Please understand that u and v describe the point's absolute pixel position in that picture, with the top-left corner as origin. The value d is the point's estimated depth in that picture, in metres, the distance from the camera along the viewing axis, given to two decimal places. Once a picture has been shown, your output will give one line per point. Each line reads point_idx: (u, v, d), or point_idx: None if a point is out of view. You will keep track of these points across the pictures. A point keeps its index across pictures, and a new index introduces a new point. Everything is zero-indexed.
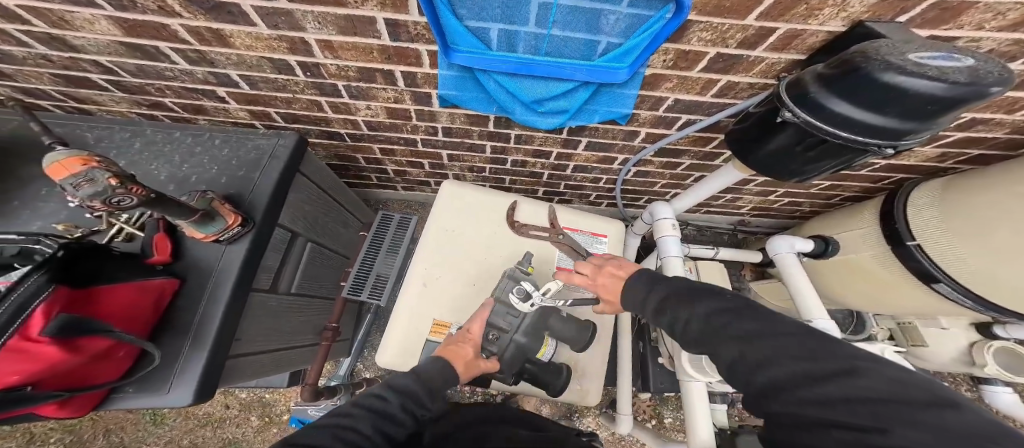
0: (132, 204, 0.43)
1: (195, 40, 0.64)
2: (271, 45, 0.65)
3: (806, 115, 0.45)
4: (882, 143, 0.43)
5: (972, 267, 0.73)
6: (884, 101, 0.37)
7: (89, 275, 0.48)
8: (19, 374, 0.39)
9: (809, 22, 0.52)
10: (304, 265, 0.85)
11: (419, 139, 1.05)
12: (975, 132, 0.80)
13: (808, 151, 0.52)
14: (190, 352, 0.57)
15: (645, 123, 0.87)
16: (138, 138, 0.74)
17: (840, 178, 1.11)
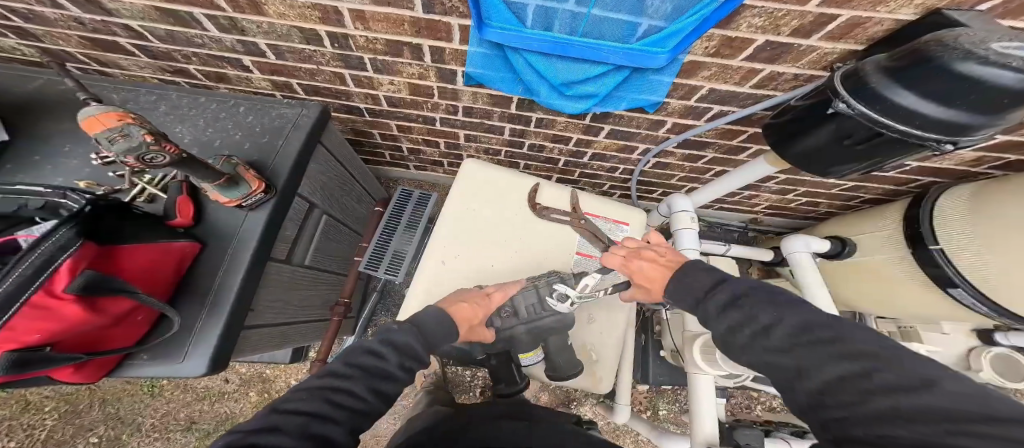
0: (164, 163, 0.42)
1: (230, 7, 0.61)
2: (304, 14, 0.62)
3: (863, 108, 0.44)
4: (941, 138, 0.42)
5: (991, 278, 0.72)
6: (956, 91, 0.36)
7: (114, 234, 0.49)
8: (40, 332, 0.39)
9: (878, 8, 0.49)
10: (318, 238, 0.86)
11: (437, 118, 1.03)
12: (1017, 136, 0.77)
13: (855, 146, 0.51)
14: (207, 319, 0.57)
15: (673, 113, 0.84)
16: (164, 101, 0.73)
17: (865, 179, 1.08)
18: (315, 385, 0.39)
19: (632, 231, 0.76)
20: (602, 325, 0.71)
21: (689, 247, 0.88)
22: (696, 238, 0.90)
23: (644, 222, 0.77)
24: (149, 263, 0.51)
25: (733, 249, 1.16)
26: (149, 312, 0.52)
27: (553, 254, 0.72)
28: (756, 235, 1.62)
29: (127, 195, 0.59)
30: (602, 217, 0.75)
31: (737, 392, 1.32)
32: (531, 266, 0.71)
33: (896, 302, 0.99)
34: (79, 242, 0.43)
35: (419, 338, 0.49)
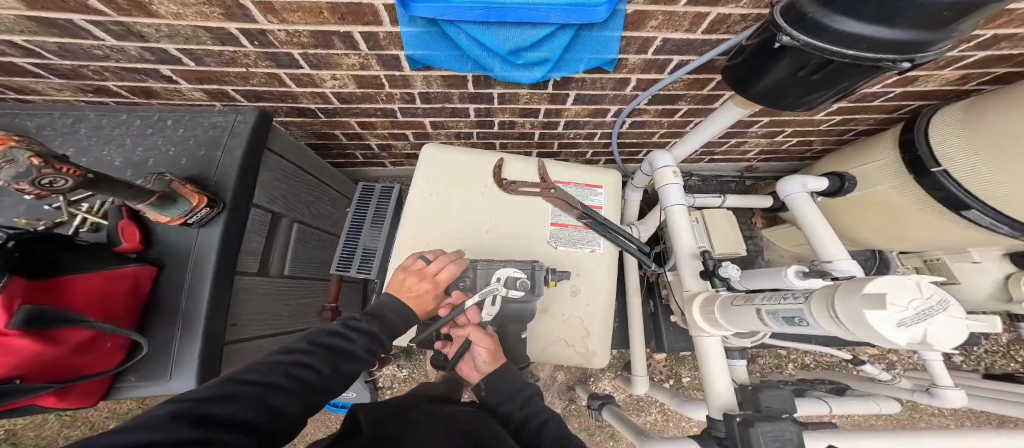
0: (68, 187, 0.41)
1: (111, 10, 0.58)
2: (202, 12, 0.58)
3: (806, 38, 0.44)
4: (892, 58, 0.43)
5: (1005, 191, 0.67)
6: (890, 12, 0.37)
7: (49, 264, 0.44)
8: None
9: None
10: (293, 246, 0.84)
11: (396, 109, 0.98)
12: (999, 50, 0.71)
13: (814, 77, 0.51)
14: (183, 338, 0.56)
15: (635, 69, 0.80)
16: (82, 123, 0.70)
17: (853, 111, 1.00)
18: (277, 358, 0.39)
19: (607, 194, 0.71)
20: (588, 296, 0.66)
21: (676, 203, 0.83)
22: (682, 193, 0.85)
23: (619, 184, 0.71)
24: (98, 289, 0.48)
25: (730, 200, 1.11)
26: (118, 336, 0.49)
27: (524, 230, 0.68)
28: (754, 184, 1.55)
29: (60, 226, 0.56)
30: (573, 183, 0.70)
31: (763, 353, 1.27)
32: (506, 244, 0.67)
33: (914, 232, 0.92)
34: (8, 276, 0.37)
35: (376, 323, 0.49)
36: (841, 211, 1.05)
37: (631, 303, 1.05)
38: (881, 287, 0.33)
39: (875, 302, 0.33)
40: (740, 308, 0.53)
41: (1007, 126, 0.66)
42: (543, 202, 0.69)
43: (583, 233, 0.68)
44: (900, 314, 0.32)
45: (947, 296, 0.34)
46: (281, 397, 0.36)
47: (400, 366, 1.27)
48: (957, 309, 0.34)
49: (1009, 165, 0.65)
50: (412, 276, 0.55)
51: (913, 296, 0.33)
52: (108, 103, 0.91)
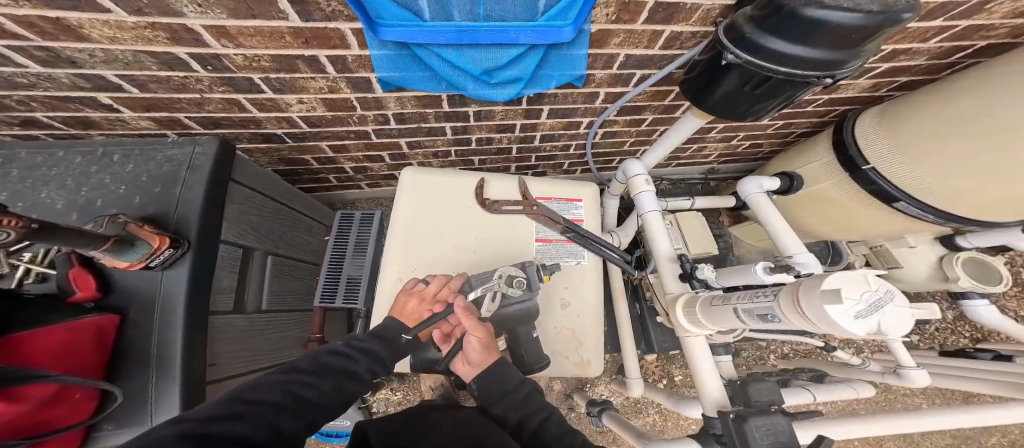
0: (10, 240, 0.37)
1: (34, 34, 0.51)
2: (145, 36, 0.54)
3: (746, 56, 0.50)
4: (813, 73, 0.50)
5: (932, 181, 0.77)
6: (810, 33, 0.43)
7: (0, 320, 0.41)
8: None
9: None
10: (269, 279, 0.80)
11: (370, 131, 0.97)
12: (898, 62, 0.83)
13: (756, 90, 0.57)
14: (160, 382, 0.54)
15: (602, 83, 0.85)
16: (17, 164, 0.64)
17: (790, 116, 1.12)
18: (278, 379, 0.41)
19: (586, 206, 0.73)
20: (578, 307, 0.68)
21: (649, 209, 0.89)
22: (655, 199, 0.91)
23: (597, 195, 0.74)
24: (56, 343, 0.45)
25: (698, 202, 1.20)
26: (88, 385, 0.47)
27: (510, 247, 0.69)
28: (717, 184, 1.66)
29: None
30: (555, 198, 0.72)
31: (745, 344, 1.34)
32: (493, 261, 0.68)
33: (859, 223, 1.02)
34: None
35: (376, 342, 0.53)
36: (794, 208, 1.15)
37: (619, 307, 1.08)
38: (837, 282, 0.37)
39: (835, 297, 0.37)
40: (719, 308, 0.57)
41: (931, 124, 0.77)
42: (525, 219, 0.70)
43: (568, 247, 0.70)
44: (856, 306, 0.36)
45: (893, 288, 0.38)
46: (288, 419, 0.39)
47: (393, 391, 1.22)
48: (899, 297, 0.38)
49: (926, 160, 0.77)
50: (414, 299, 0.57)
51: (864, 289, 0.37)
52: (40, 137, 0.83)
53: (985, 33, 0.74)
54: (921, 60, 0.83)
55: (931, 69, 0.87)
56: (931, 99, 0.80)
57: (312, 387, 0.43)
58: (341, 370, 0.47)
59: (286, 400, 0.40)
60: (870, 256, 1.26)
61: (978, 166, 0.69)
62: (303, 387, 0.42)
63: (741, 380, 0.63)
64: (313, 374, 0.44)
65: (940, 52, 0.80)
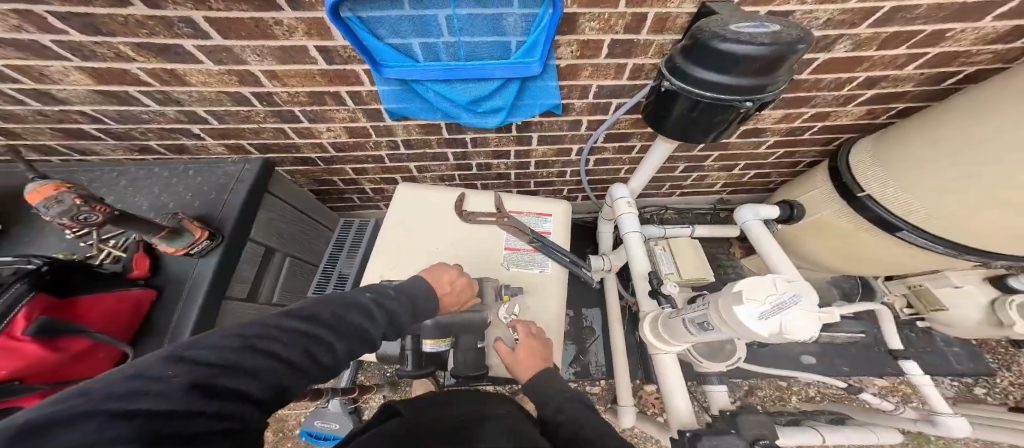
0: (98, 221, 0.54)
1: (157, 81, 0.72)
2: (224, 79, 0.73)
3: (679, 82, 0.56)
4: (740, 97, 0.54)
5: (928, 208, 0.74)
6: (721, 61, 0.49)
7: (71, 286, 0.57)
8: (7, 369, 0.46)
9: (669, 3, 0.61)
10: (284, 277, 0.93)
11: (385, 156, 1.08)
12: (884, 88, 0.83)
13: (701, 115, 0.60)
14: (166, 352, 0.66)
15: (582, 112, 0.92)
16: (124, 177, 0.90)
17: (789, 144, 1.09)
18: None
19: (555, 222, 0.79)
20: (537, 311, 0.71)
21: (631, 230, 0.91)
22: (637, 221, 0.93)
23: (568, 212, 0.80)
24: (102, 309, 0.59)
25: (698, 230, 1.18)
26: (111, 347, 0.60)
27: (483, 253, 0.75)
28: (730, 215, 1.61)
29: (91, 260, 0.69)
30: (525, 213, 0.79)
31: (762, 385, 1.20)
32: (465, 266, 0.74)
33: (869, 255, 0.94)
34: (31, 294, 0.50)
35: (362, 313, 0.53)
36: (801, 236, 1.08)
37: (614, 332, 1.06)
38: (746, 284, 0.40)
39: (737, 298, 0.39)
40: (675, 321, 0.57)
41: (922, 151, 0.74)
42: (498, 229, 0.77)
43: (533, 255, 0.75)
44: (759, 307, 0.38)
45: (799, 291, 0.39)
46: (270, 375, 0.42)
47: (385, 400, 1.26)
48: (807, 302, 0.39)
49: (919, 188, 0.74)
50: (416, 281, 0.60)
51: (769, 292, 0.40)
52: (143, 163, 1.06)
53: (965, 60, 0.74)
54: (911, 86, 0.83)
55: (927, 95, 0.86)
56: (917, 125, 0.79)
57: (327, 348, 0.41)
58: (360, 334, 0.45)
59: (299, 360, 0.37)
60: (912, 296, 1.11)
61: (976, 191, 0.66)
62: (319, 345, 0.40)
63: (732, 412, 0.62)
64: (332, 331, 0.42)
65: (925, 78, 0.80)
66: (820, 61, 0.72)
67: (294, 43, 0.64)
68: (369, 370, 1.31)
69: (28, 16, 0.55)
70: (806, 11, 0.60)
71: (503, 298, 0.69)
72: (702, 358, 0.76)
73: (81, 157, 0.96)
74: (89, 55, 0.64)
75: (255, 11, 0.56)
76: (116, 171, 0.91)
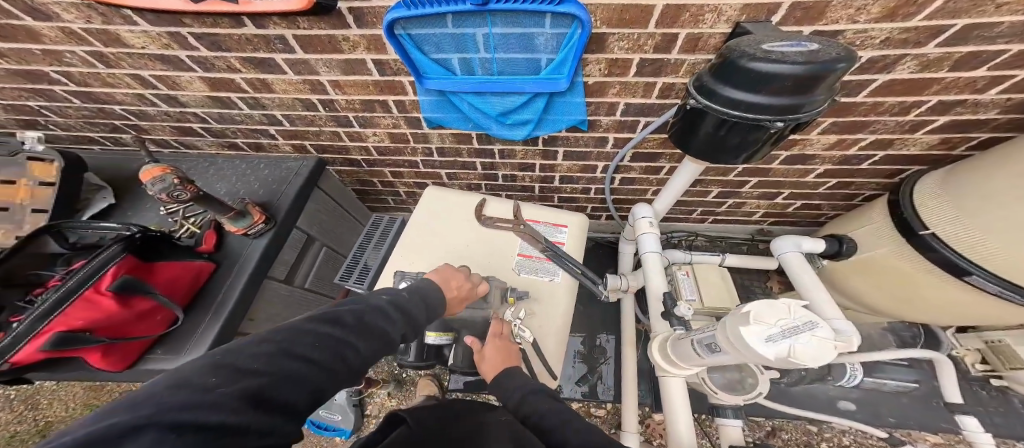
0: (186, 198, 0.66)
1: (251, 88, 0.83)
2: (299, 87, 0.83)
3: (704, 101, 0.48)
4: (774, 118, 0.43)
5: (1001, 253, 0.63)
6: (750, 81, 0.40)
7: (153, 254, 0.71)
8: (83, 320, 0.59)
9: (699, 26, 0.56)
10: (318, 265, 1.03)
11: (420, 161, 1.17)
12: (957, 115, 0.70)
13: (731, 135, 0.50)
14: (209, 322, 0.74)
15: (609, 129, 0.90)
16: (212, 166, 1.08)
17: (846, 174, 0.95)
18: None
19: (570, 233, 0.81)
20: (542, 319, 0.72)
21: (650, 250, 0.89)
22: (658, 242, 0.91)
23: (584, 224, 0.82)
24: (170, 275, 0.71)
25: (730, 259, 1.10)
26: (168, 312, 0.72)
27: (496, 257, 0.78)
28: None
29: (175, 233, 0.83)
30: (542, 222, 0.81)
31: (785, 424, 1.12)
32: (477, 267, 0.77)
33: (926, 301, 0.84)
34: (120, 255, 0.64)
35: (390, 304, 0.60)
36: (846, 273, 1.00)
37: (626, 353, 1.03)
38: (754, 307, 0.39)
39: (744, 319, 0.38)
40: (683, 342, 0.59)
41: (995, 187, 0.64)
42: (514, 236, 0.80)
43: (544, 264, 0.77)
44: (766, 330, 0.37)
45: (817, 319, 0.36)
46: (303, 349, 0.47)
47: (389, 397, 1.29)
48: (825, 330, 0.36)
49: (988, 229, 0.64)
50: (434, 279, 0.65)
51: (781, 315, 0.37)
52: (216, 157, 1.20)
53: None
54: (994, 113, 0.69)
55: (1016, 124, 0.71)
56: (988, 161, 0.69)
57: (375, 370, 0.44)
58: (381, 336, 0.46)
59: (355, 382, 0.41)
60: (987, 353, 1.01)
61: None
62: (364, 367, 0.44)
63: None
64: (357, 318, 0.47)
65: (1015, 104, 0.66)
66: (880, 82, 0.63)
67: (357, 56, 0.72)
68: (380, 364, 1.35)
69: (171, 35, 0.69)
70: (861, 31, 0.53)
71: (509, 302, 0.70)
72: (717, 390, 0.82)
73: (187, 149, 1.11)
74: (208, 66, 0.77)
75: (331, 29, 0.66)
76: (211, 162, 1.09)
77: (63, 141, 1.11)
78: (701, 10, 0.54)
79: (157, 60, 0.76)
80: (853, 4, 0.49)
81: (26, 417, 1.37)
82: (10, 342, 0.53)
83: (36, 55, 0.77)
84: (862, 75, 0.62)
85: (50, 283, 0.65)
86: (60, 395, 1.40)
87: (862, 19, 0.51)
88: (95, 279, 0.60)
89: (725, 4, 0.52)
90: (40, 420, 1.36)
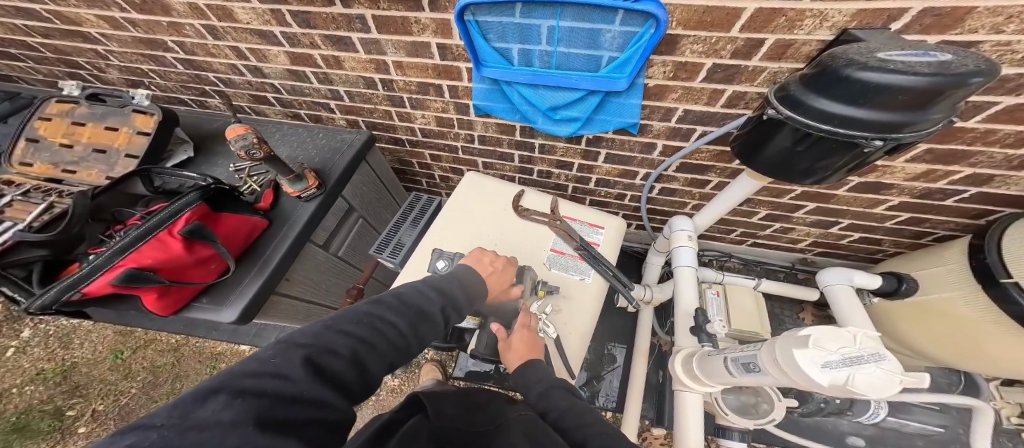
0: (260, 157, 0.72)
1: (325, 65, 0.88)
2: (366, 67, 0.86)
3: (788, 112, 0.46)
4: (872, 137, 0.41)
5: None
6: (856, 94, 0.38)
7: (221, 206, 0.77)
8: (152, 258, 0.65)
9: (795, 32, 0.53)
10: (352, 235, 1.08)
11: (460, 147, 1.18)
12: None
13: (808, 152, 0.49)
14: (253, 277, 0.79)
15: (660, 135, 0.88)
16: (271, 131, 1.14)
17: (921, 209, 0.88)
18: None
19: (607, 235, 0.81)
20: (568, 317, 0.72)
21: (684, 263, 0.87)
22: (694, 256, 0.88)
23: (622, 227, 0.81)
24: (232, 228, 0.77)
25: (764, 283, 1.05)
26: (221, 262, 0.76)
27: (528, 249, 0.78)
28: None
29: (240, 188, 0.89)
30: (579, 220, 0.82)
31: None
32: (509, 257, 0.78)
33: (996, 360, 0.75)
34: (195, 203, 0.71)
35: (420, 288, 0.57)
36: (900, 318, 0.92)
37: (637, 363, 1.01)
38: (811, 332, 0.39)
39: (801, 342, 0.38)
40: (714, 358, 0.57)
41: None
42: (549, 230, 0.80)
43: (577, 263, 0.77)
44: (824, 356, 0.37)
45: (884, 351, 0.36)
46: None
47: (394, 375, 1.33)
48: (892, 364, 0.35)
49: None
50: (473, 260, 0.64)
51: (844, 344, 0.37)
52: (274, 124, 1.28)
53: None
54: None
55: None
56: None
57: (392, 326, 0.44)
58: (418, 311, 0.48)
59: (369, 337, 0.41)
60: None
61: None
62: (383, 322, 0.44)
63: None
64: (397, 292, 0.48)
65: None
66: (1003, 105, 0.56)
67: (423, 39, 0.74)
68: None
69: (273, 13, 0.74)
70: (1002, 43, 0.47)
71: (538, 295, 0.71)
72: (728, 412, 0.81)
73: (255, 116, 1.19)
74: (296, 43, 0.81)
75: (405, 11, 0.68)
76: (277, 128, 1.15)
77: (157, 99, 1.22)
78: (801, 15, 0.50)
79: (256, 35, 0.82)
80: (1005, 11, 0.43)
81: (55, 356, 1.52)
82: (92, 270, 0.61)
83: (162, 27, 0.85)
84: (985, 96, 0.55)
85: (131, 221, 0.73)
86: (90, 337, 1.57)
87: (1009, 28, 0.45)
88: (169, 222, 0.67)
89: (834, 9, 0.48)
90: (66, 360, 1.51)
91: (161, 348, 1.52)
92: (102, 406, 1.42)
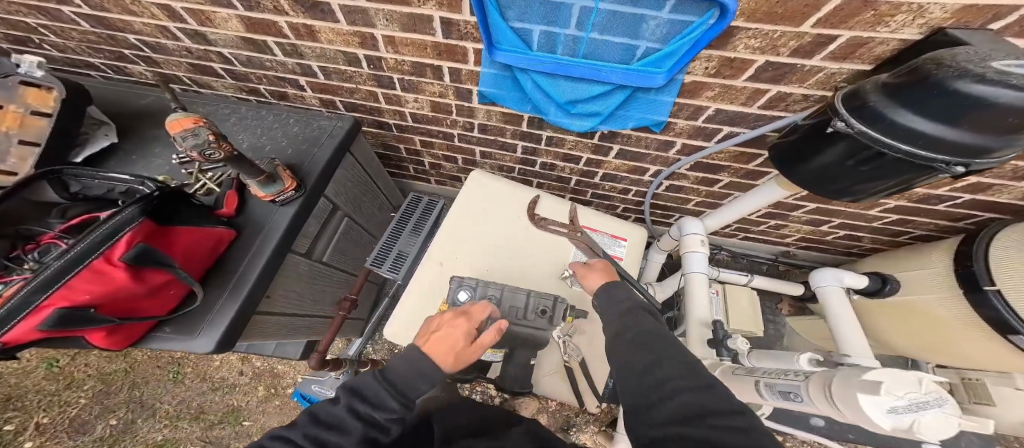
0: (218, 158, 0.57)
1: (293, 35, 0.70)
2: (347, 40, 0.70)
3: (861, 125, 0.41)
4: (952, 161, 0.38)
5: None
6: (958, 111, 0.33)
7: (173, 217, 0.62)
8: (88, 293, 0.50)
9: (877, 29, 0.46)
10: (337, 237, 0.96)
11: (456, 134, 1.05)
12: None
13: (868, 173, 0.47)
14: (225, 300, 0.67)
15: (682, 133, 0.82)
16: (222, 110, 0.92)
17: (912, 211, 0.92)
18: None
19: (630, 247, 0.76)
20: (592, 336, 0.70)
21: (696, 270, 0.86)
22: (705, 262, 0.87)
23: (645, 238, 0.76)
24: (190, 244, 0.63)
25: (756, 279, 1.10)
26: (181, 286, 0.63)
27: (546, 263, 0.72)
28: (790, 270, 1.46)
29: (190, 187, 0.74)
30: (600, 231, 0.76)
31: None
32: (527, 273, 0.71)
33: (957, 352, 0.85)
34: (139, 219, 0.55)
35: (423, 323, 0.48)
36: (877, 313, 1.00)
37: None
38: (880, 376, 0.37)
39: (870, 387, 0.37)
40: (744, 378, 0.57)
41: None
42: (568, 242, 0.74)
43: None
44: (892, 400, 0.36)
45: (946, 396, 0.36)
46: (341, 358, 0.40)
47: None
48: (953, 408, 0.36)
49: None
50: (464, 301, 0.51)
51: (910, 389, 0.36)
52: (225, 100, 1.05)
53: None
54: None
55: None
56: None
57: None
58: None
59: None
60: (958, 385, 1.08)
61: None
62: None
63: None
64: None
65: None
66: None
67: (424, 12, 0.60)
68: (378, 344, 1.34)
69: None
70: None
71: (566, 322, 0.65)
72: None
73: (201, 89, 0.97)
74: (252, 4, 0.63)
75: None
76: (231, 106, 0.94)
77: (60, 63, 0.96)
78: (893, 10, 0.43)
79: None
80: None
81: None
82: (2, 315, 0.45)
83: None
84: None
85: (47, 240, 0.55)
86: None
87: None
88: (106, 245, 0.52)
89: (937, 5, 0.41)
90: None
91: (106, 354, 1.35)
92: (46, 419, 1.27)
